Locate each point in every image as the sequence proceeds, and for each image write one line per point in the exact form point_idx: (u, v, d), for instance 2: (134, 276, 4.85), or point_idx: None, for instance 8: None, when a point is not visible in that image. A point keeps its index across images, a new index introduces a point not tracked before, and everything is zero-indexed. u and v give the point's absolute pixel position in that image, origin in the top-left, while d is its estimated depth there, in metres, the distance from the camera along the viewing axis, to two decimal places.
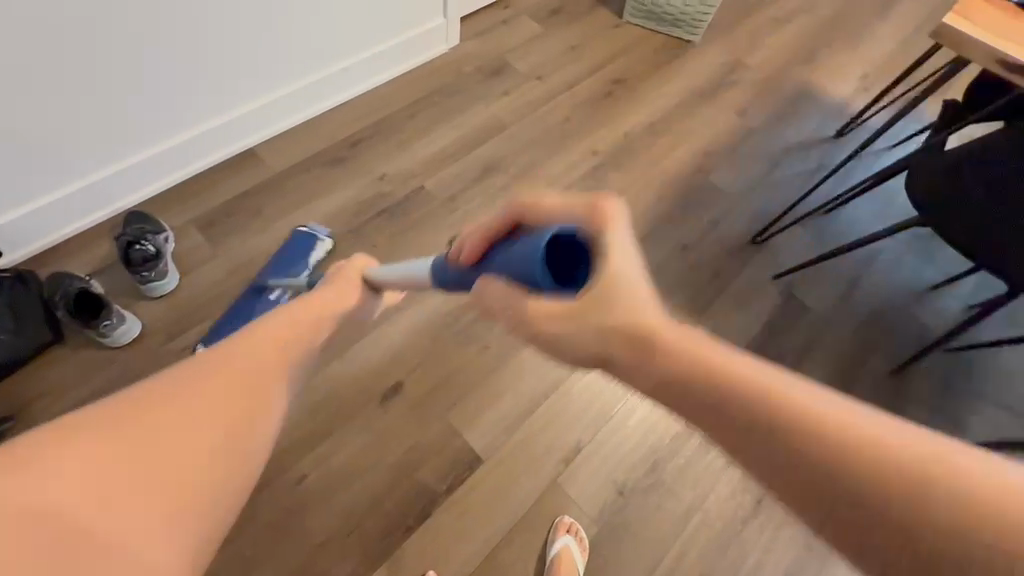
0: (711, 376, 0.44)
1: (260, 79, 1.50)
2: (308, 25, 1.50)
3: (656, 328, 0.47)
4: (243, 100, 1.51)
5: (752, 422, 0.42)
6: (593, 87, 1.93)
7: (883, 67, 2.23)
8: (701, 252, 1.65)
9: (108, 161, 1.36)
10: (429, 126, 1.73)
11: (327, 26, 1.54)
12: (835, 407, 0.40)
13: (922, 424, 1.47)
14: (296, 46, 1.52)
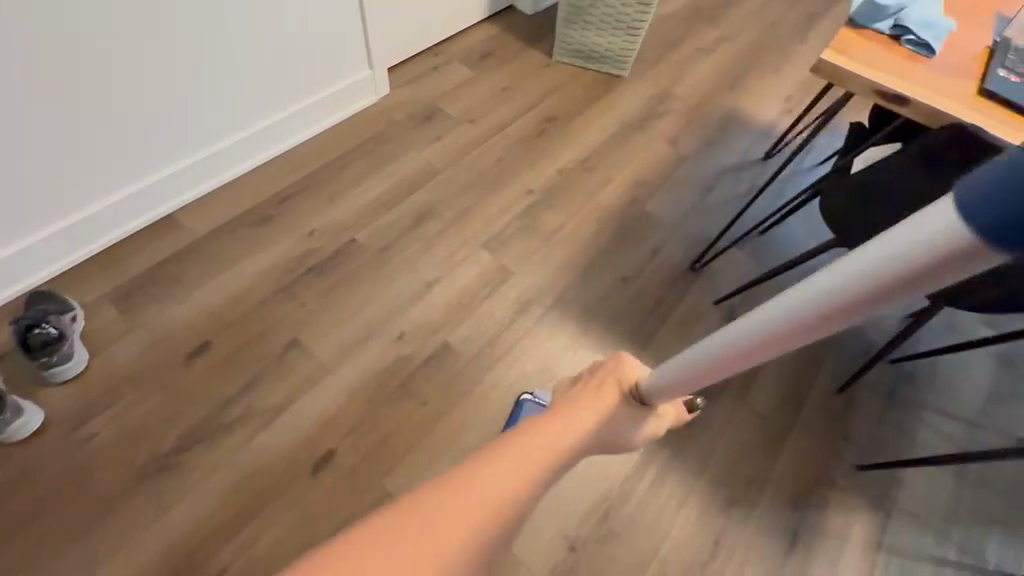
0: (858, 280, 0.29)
1: (191, 136, 1.49)
2: (228, 84, 1.49)
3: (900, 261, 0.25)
4: (175, 159, 1.49)
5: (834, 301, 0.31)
6: (526, 127, 1.95)
7: (804, 90, 2.34)
8: (643, 282, 1.64)
9: (31, 228, 1.32)
10: (360, 177, 1.71)
11: (256, 79, 1.54)
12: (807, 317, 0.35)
13: (875, 440, 1.45)
14: (226, 102, 1.51)
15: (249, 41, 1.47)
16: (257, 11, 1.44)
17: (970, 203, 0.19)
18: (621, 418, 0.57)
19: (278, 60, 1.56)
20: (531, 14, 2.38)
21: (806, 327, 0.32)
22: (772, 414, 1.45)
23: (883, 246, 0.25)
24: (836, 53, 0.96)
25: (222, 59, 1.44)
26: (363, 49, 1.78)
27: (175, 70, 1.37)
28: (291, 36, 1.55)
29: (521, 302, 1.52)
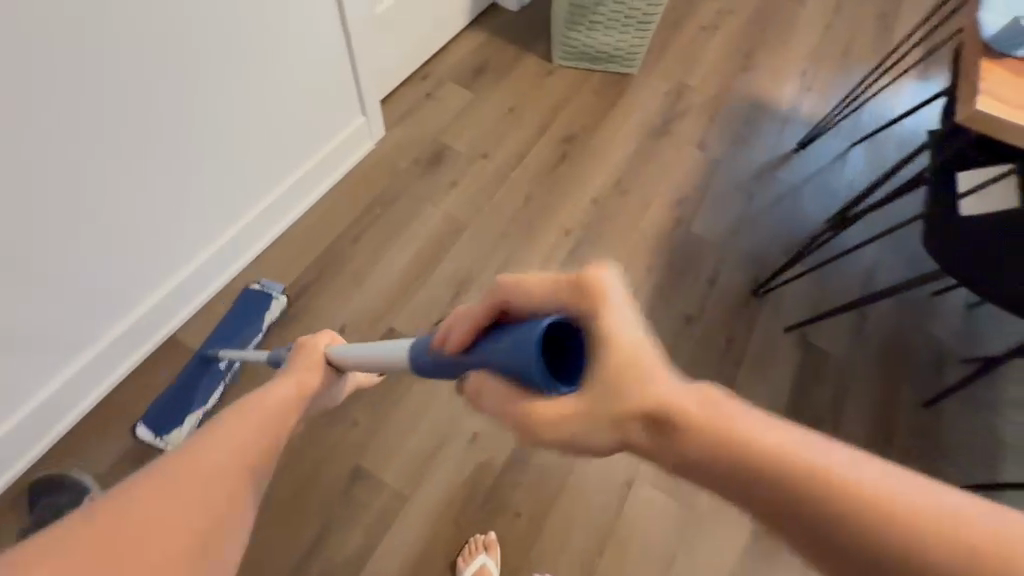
0: (733, 446, 0.38)
1: (189, 239, 1.26)
2: (214, 150, 1.21)
3: (669, 402, 0.39)
4: (173, 269, 1.26)
5: (800, 491, 0.36)
6: (544, 154, 1.75)
7: (816, 62, 2.20)
8: (707, 320, 1.52)
9: (24, 396, 1.10)
10: (379, 250, 1.49)
11: (254, 144, 1.29)
12: (633, 346, 0.40)
13: (970, 449, 1.42)
14: (223, 184, 1.27)
15: (231, 82, 1.18)
16: (236, 42, 1.15)
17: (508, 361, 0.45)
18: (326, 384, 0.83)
19: (265, 115, 1.29)
20: (517, 11, 2.11)
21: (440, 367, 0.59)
22: (866, 450, 1.39)
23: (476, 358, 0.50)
24: (990, 104, 0.80)
25: (210, 95, 1.15)
26: (353, 96, 1.51)
27: (152, 122, 1.07)
28: (276, 87, 1.28)
29: None
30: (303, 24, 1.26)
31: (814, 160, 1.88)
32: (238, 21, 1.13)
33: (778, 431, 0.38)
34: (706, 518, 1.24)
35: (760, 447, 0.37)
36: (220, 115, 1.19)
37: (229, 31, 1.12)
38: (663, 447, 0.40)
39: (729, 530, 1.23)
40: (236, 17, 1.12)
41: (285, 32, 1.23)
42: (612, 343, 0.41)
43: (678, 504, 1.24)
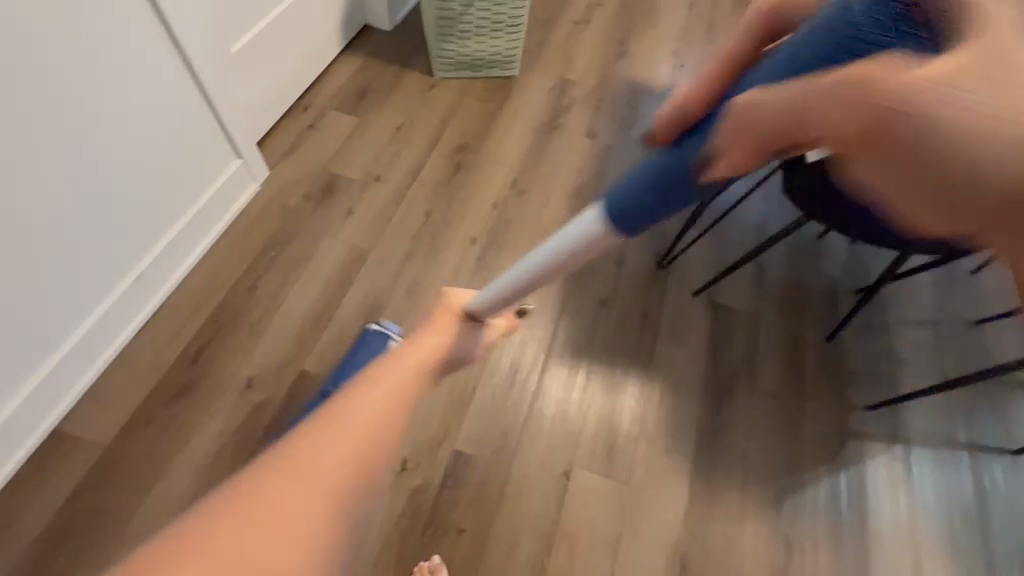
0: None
1: (70, 309, 1.17)
2: (84, 209, 1.14)
3: None
4: (55, 344, 1.16)
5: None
6: (440, 167, 1.75)
7: (685, 41, 2.33)
8: (620, 301, 1.55)
9: None
10: (279, 293, 1.43)
11: (133, 194, 1.24)
12: None
13: (872, 371, 1.54)
14: (104, 241, 1.20)
15: (98, 134, 1.11)
16: (107, 87, 1.10)
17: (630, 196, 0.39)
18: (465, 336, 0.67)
19: (134, 168, 1.22)
20: (391, 30, 2.10)
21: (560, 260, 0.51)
22: (781, 390, 1.46)
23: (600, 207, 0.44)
24: None
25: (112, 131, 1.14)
26: (224, 139, 1.45)
27: (23, 181, 1.01)
28: (140, 139, 1.21)
29: (516, 371, 1.39)
30: (159, 68, 1.20)
31: None
32: (100, 69, 1.08)
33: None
34: (648, 487, 1.28)
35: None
36: (89, 169, 1.12)
37: (124, 69, 1.13)
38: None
39: (669, 495, 1.28)
40: (97, 65, 1.07)
41: (145, 76, 1.17)
42: None
43: (617, 483, 1.27)
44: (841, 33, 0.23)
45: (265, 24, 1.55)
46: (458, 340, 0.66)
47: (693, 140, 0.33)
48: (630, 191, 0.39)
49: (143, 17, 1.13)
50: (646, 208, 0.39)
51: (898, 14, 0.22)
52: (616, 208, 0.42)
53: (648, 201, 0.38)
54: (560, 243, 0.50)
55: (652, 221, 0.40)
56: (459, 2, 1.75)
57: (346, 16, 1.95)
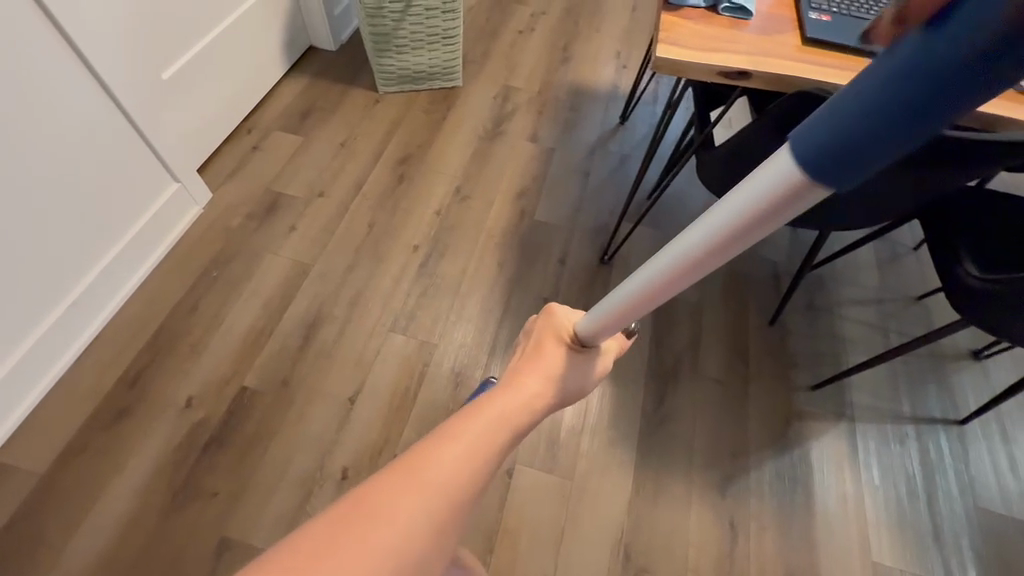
0: None
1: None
2: (8, 241, 1.15)
3: None
4: None
5: None
6: (383, 179, 1.78)
7: (627, 42, 2.38)
8: (563, 298, 1.57)
9: None
10: (220, 312, 1.45)
11: (62, 223, 1.26)
12: None
13: (816, 351, 1.55)
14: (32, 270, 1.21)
15: (20, 168, 1.14)
16: (26, 120, 1.12)
17: (803, 152, 0.26)
18: (570, 365, 0.66)
19: (60, 198, 1.24)
20: (335, 49, 2.15)
21: (717, 248, 0.37)
22: (725, 376, 1.47)
23: (746, 195, 0.32)
24: (670, 47, 0.89)
25: (35, 162, 1.17)
26: (158, 165, 1.47)
27: None
28: (67, 170, 1.24)
29: (457, 374, 1.40)
30: (81, 100, 1.23)
31: (637, 131, 2.02)
32: (19, 105, 1.11)
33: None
34: (591, 480, 1.28)
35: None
36: (13, 202, 1.14)
37: (44, 101, 1.15)
38: None
39: (612, 485, 1.28)
40: (15, 102, 1.10)
41: (66, 108, 1.20)
42: None
43: (559, 478, 1.27)
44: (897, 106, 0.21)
45: (197, 51, 1.58)
46: (563, 371, 0.65)
47: (933, 38, 0.18)
48: (819, 144, 0.25)
49: (59, 53, 1.16)
50: (852, 150, 0.23)
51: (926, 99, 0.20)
52: (802, 155, 0.26)
53: (874, 135, 0.22)
54: (709, 228, 0.36)
55: (872, 166, 0.24)
56: (391, 18, 1.78)
57: (288, 39, 1.99)
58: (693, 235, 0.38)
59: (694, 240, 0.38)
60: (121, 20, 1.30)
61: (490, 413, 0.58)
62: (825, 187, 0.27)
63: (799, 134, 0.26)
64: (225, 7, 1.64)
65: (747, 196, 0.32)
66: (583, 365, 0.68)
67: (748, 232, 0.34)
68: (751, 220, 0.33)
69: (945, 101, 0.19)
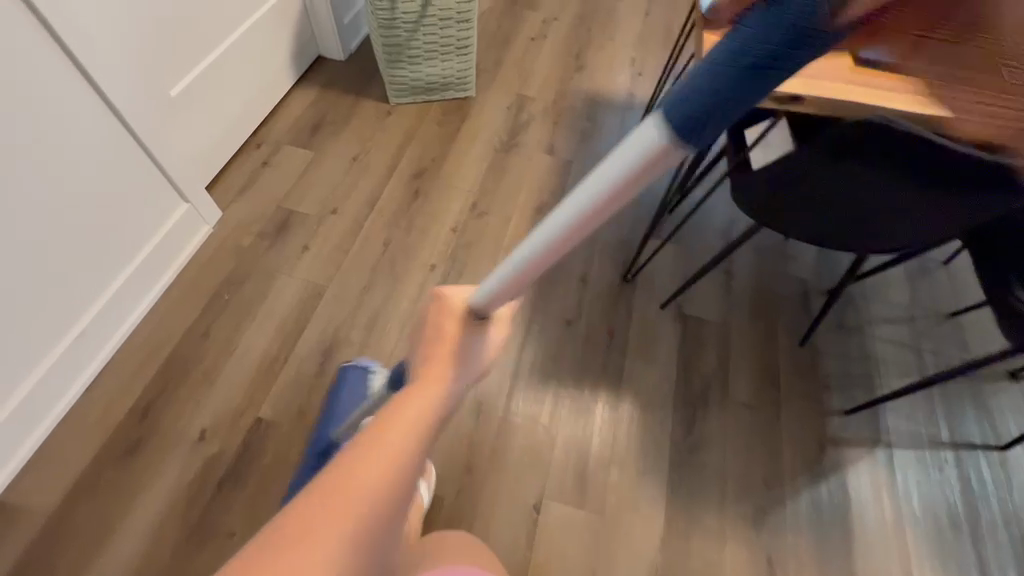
0: None
1: (6, 372, 1.13)
2: (13, 270, 1.10)
3: None
4: None
5: None
6: (397, 195, 1.73)
7: (642, 49, 2.33)
8: (586, 318, 1.52)
9: None
10: (232, 337, 1.40)
11: (68, 248, 1.21)
12: None
13: (848, 372, 1.50)
14: (39, 299, 1.16)
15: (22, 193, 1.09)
16: (30, 143, 1.08)
17: (671, 115, 0.26)
18: (473, 341, 0.52)
19: (67, 224, 1.19)
20: (344, 59, 2.09)
21: (595, 216, 0.36)
22: (756, 400, 1.42)
23: (629, 156, 0.30)
24: None
25: (39, 187, 1.12)
26: (167, 185, 1.42)
27: None
28: (73, 193, 1.19)
29: (479, 402, 1.35)
30: (86, 120, 1.18)
31: None
32: (22, 128, 1.06)
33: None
34: (621, 513, 1.23)
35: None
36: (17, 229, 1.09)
37: (48, 123, 1.10)
38: None
39: (643, 519, 1.23)
40: (17, 125, 1.05)
41: (71, 129, 1.15)
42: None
43: (589, 511, 1.22)
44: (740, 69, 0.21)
45: (206, 66, 1.53)
46: (469, 355, 0.51)
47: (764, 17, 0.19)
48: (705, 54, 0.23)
49: (63, 72, 1.11)
50: (705, 115, 0.24)
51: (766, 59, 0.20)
52: (668, 119, 0.26)
53: (707, 105, 0.24)
54: (589, 193, 0.34)
55: (721, 125, 0.25)
56: (404, 28, 1.72)
57: (297, 49, 1.94)
58: (573, 201, 0.36)
59: (573, 209, 0.37)
60: (127, 37, 1.25)
61: (349, 487, 0.40)
62: (677, 152, 0.28)
63: (665, 101, 0.26)
64: (234, 19, 1.59)
65: (626, 158, 0.31)
66: (472, 361, 0.51)
67: (630, 187, 0.32)
68: (639, 172, 0.31)
69: (755, 80, 0.21)
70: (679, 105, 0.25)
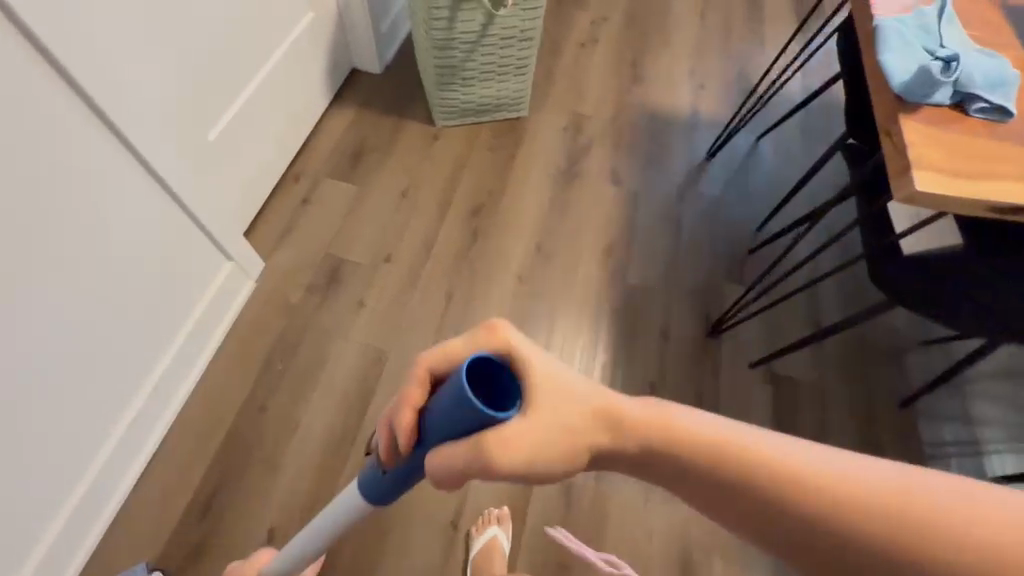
0: (839, 527, 0.40)
1: (55, 485, 1.00)
2: (54, 373, 0.95)
3: (836, 508, 0.41)
4: (42, 527, 1.00)
5: (825, 538, 0.41)
6: (454, 237, 1.57)
7: (704, 51, 2.10)
8: (672, 382, 1.39)
9: None
10: (291, 414, 1.27)
11: (111, 336, 1.05)
12: (845, 472, 0.42)
13: (957, 435, 1.38)
14: (84, 398, 1.02)
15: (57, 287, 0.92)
16: (62, 227, 0.91)
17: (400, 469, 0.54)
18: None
19: (109, 309, 1.03)
20: (381, 72, 1.88)
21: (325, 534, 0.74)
22: None
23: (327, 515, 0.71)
24: (928, 174, 0.70)
25: (76, 274, 0.95)
26: (210, 244, 1.25)
27: None
28: (114, 273, 1.03)
29: (568, 485, 1.24)
30: (124, 189, 1.01)
31: (728, 167, 1.78)
32: (52, 210, 0.89)
33: (813, 458, 0.43)
34: None
35: (800, 479, 0.42)
36: (55, 329, 0.93)
37: (81, 200, 0.93)
38: (803, 537, 0.42)
39: None
40: (47, 209, 0.88)
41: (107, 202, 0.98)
42: (686, 441, 0.46)
43: None
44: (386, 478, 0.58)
45: (242, 101, 1.34)
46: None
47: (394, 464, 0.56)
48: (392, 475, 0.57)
49: (95, 138, 0.93)
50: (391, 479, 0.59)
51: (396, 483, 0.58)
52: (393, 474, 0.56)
53: (383, 487, 0.59)
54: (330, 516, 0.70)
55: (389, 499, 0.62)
56: (461, 48, 1.54)
57: (331, 65, 1.73)
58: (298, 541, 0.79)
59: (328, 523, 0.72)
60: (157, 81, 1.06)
61: None
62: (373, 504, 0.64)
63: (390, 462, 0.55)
64: (269, 44, 1.40)
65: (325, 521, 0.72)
66: None
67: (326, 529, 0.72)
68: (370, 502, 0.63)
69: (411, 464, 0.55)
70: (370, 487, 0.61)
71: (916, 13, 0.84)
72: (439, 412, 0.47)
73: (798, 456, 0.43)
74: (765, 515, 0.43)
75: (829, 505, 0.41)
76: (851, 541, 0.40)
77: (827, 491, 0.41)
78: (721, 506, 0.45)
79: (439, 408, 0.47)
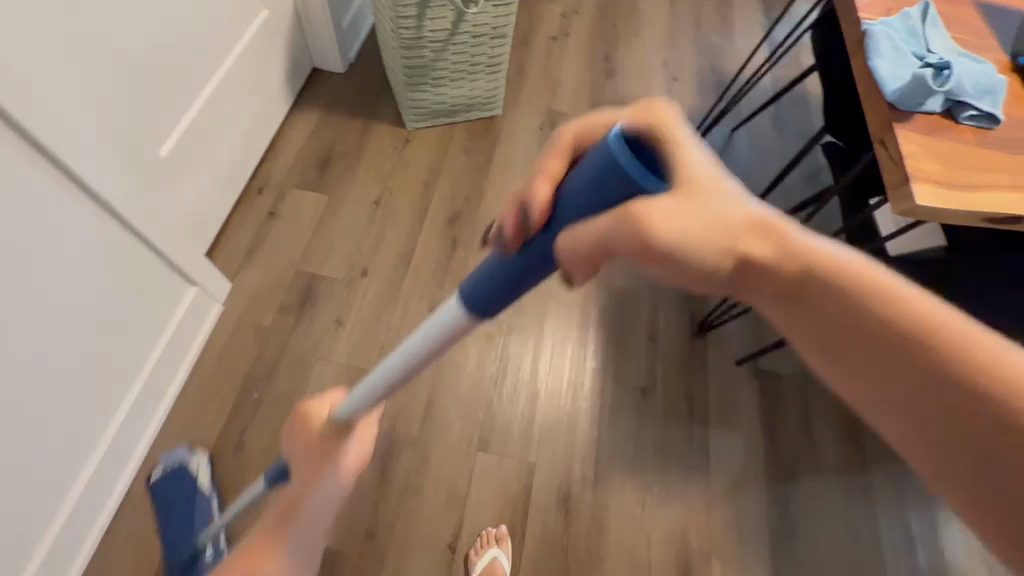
0: (962, 386, 0.37)
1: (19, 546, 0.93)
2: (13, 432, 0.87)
3: (966, 370, 0.37)
4: None
5: (950, 390, 0.37)
6: (433, 246, 1.51)
7: (676, 42, 2.07)
8: (661, 384, 1.39)
9: None
10: (272, 445, 1.21)
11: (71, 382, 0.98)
12: (984, 339, 0.38)
13: None
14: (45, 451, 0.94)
15: (12, 340, 0.84)
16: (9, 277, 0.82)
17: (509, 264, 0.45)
18: None
19: (66, 355, 0.96)
20: (345, 71, 1.78)
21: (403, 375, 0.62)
22: (846, 466, 1.34)
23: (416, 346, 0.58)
24: (927, 185, 0.69)
25: (29, 326, 0.87)
26: (172, 273, 1.18)
27: None
28: (69, 317, 0.95)
29: (564, 497, 1.23)
30: (73, 226, 0.92)
31: None
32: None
33: (951, 313, 0.39)
34: None
35: (941, 328, 0.38)
36: (9, 385, 0.85)
37: (27, 245, 0.84)
38: (929, 389, 0.37)
39: None
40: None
41: (57, 243, 0.89)
42: (831, 270, 0.39)
43: None
44: (480, 281, 0.49)
45: (196, 113, 1.24)
46: None
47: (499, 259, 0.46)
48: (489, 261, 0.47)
49: (37, 175, 0.84)
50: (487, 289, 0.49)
51: (490, 287, 0.48)
52: (497, 274, 0.47)
53: (479, 295, 0.49)
54: (414, 347, 0.58)
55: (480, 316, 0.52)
56: (431, 48, 1.47)
57: (291, 66, 1.63)
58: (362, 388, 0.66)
59: (406, 359, 0.60)
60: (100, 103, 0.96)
61: None
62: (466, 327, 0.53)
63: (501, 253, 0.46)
64: (222, 49, 1.30)
65: (407, 354, 0.59)
66: None
67: (406, 364, 0.60)
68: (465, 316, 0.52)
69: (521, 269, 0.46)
70: (464, 294, 0.51)
71: (902, 15, 0.83)
72: (594, 162, 0.37)
73: (938, 310, 0.39)
74: (892, 352, 0.38)
75: (968, 363, 0.37)
76: (974, 404, 0.37)
77: (955, 350, 0.37)
78: (848, 341, 0.40)
79: (582, 175, 0.38)
